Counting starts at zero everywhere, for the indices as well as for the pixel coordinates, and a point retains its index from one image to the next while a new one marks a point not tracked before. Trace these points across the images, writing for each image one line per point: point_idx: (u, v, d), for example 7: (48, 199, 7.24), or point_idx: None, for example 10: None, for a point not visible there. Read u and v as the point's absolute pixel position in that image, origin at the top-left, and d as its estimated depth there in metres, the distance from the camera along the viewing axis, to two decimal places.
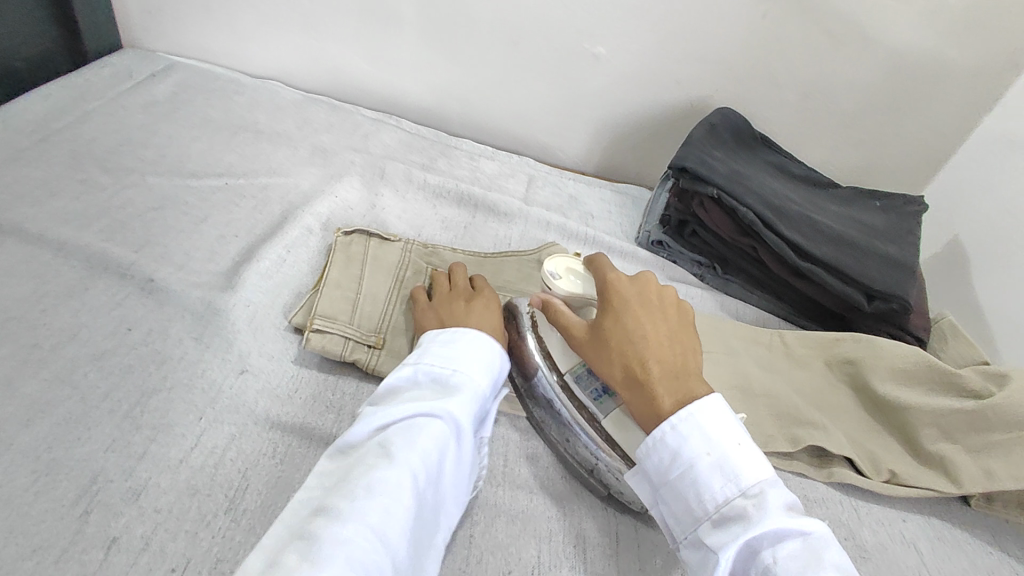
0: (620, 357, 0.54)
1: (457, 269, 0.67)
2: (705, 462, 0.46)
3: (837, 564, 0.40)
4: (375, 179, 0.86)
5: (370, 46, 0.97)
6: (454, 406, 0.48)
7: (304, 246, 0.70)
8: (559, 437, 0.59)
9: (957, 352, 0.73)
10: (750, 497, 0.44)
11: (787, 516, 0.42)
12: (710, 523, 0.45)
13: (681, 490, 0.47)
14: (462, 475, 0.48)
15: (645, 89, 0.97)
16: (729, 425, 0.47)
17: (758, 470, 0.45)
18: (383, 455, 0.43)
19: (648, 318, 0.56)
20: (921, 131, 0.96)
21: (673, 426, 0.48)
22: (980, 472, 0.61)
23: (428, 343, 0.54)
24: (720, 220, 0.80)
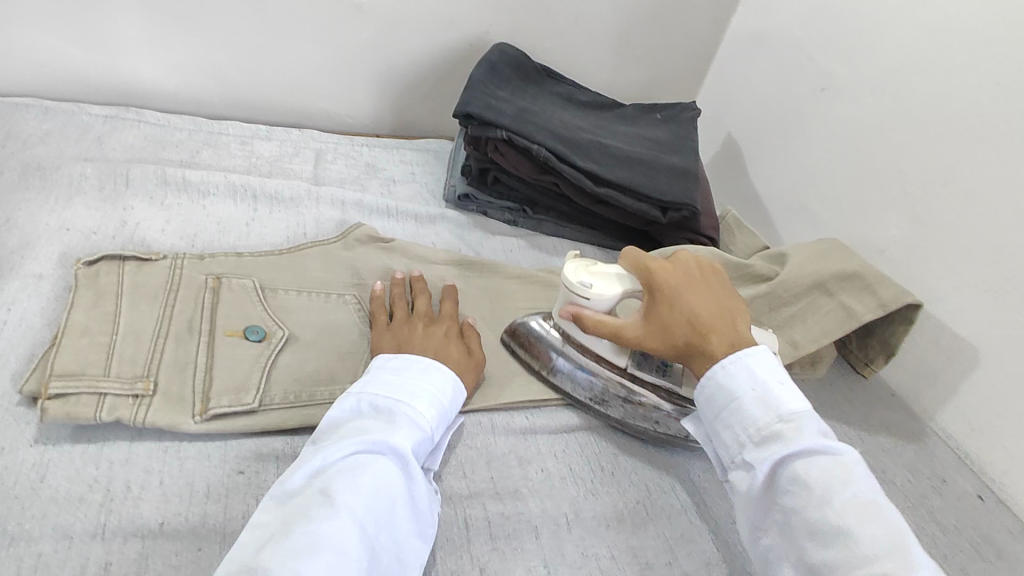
0: (677, 334, 0.53)
1: (423, 288, 0.65)
2: (748, 393, 0.48)
3: (868, 485, 0.43)
4: (118, 191, 0.71)
5: (77, 29, 0.79)
6: (396, 439, 0.46)
7: (30, 298, 0.56)
8: (645, 422, 0.59)
9: (743, 242, 0.80)
10: (790, 422, 0.46)
11: (820, 438, 0.45)
12: (750, 443, 0.47)
13: (724, 416, 0.49)
14: (420, 508, 0.45)
15: (420, 35, 0.90)
16: (773, 364, 0.50)
17: (797, 400, 0.47)
18: (324, 502, 0.41)
19: (695, 290, 0.55)
20: (686, 40, 1.01)
21: (722, 366, 0.50)
22: (789, 346, 0.67)
23: (373, 373, 0.51)
24: (516, 162, 0.78)
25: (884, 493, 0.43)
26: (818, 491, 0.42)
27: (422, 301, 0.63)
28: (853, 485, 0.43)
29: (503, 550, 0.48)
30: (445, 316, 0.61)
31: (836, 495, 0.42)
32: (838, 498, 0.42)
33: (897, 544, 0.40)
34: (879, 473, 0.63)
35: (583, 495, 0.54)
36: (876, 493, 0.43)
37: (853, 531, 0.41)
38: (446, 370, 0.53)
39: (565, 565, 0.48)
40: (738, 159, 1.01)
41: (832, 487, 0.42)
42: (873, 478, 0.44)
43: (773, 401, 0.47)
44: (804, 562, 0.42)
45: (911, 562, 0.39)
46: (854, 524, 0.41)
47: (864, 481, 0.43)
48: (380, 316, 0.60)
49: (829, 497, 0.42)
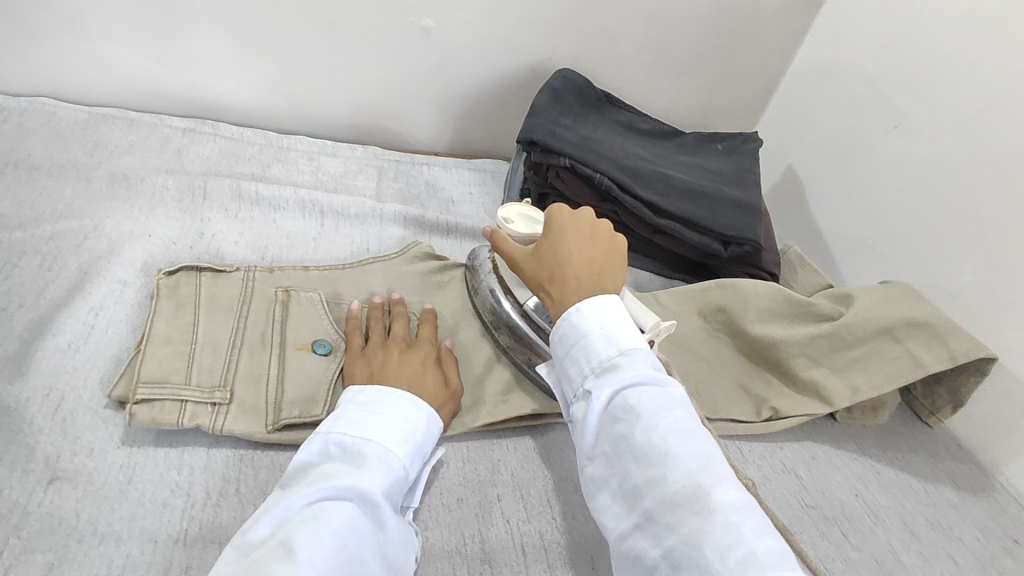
0: (546, 268, 0.57)
1: (400, 309, 0.62)
2: (595, 333, 0.50)
3: (685, 410, 0.45)
4: (196, 203, 0.75)
5: (163, 46, 0.83)
6: (364, 483, 0.44)
7: (117, 304, 0.59)
8: (523, 356, 0.64)
9: (806, 280, 0.79)
10: (628, 356, 0.48)
11: (650, 371, 0.47)
12: (591, 375, 0.48)
13: (572, 353, 0.50)
14: (389, 556, 0.43)
15: (484, 60, 0.92)
16: (618, 306, 0.52)
17: (637, 338, 0.50)
18: (285, 557, 0.37)
19: (579, 240, 0.57)
20: (748, 71, 1.01)
21: (577, 307, 0.51)
22: (848, 389, 0.67)
23: (338, 412, 0.49)
24: (578, 189, 0.79)
25: (699, 421, 0.46)
26: (643, 416, 0.44)
27: (400, 324, 0.60)
28: (672, 412, 0.45)
29: None
30: (422, 343, 0.59)
31: (659, 418, 0.44)
32: (659, 421, 0.44)
33: (706, 461, 0.42)
34: (945, 528, 0.61)
35: None
36: (693, 421, 0.45)
37: (669, 448, 0.42)
38: (421, 403, 0.52)
39: None
40: (796, 191, 1.00)
41: (655, 414, 0.44)
42: (692, 409, 0.47)
43: (615, 339, 0.49)
44: (626, 483, 0.43)
45: (717, 477, 0.41)
46: (670, 442, 0.43)
47: (684, 409, 0.45)
48: (355, 339, 0.58)
49: (651, 422, 0.44)
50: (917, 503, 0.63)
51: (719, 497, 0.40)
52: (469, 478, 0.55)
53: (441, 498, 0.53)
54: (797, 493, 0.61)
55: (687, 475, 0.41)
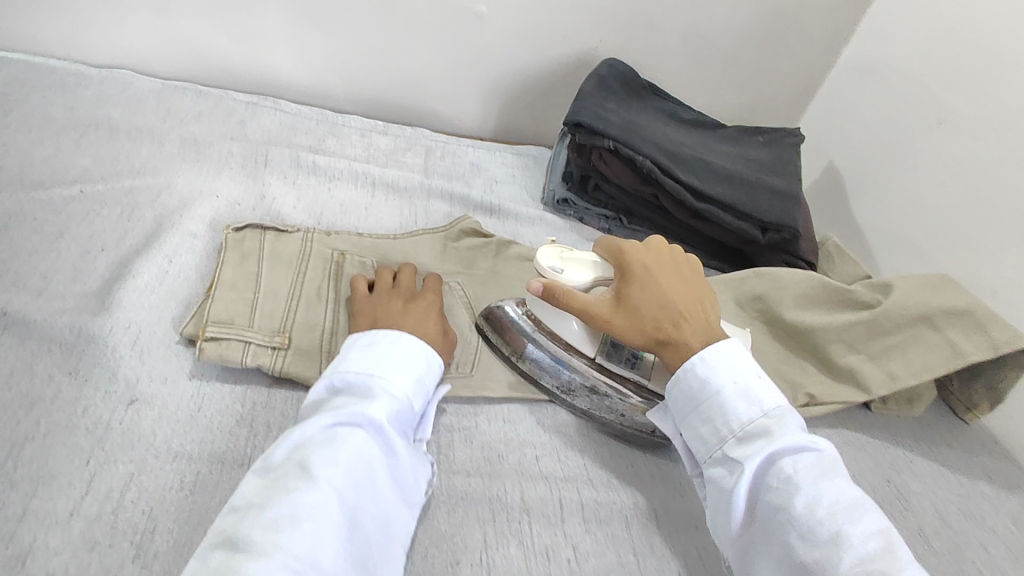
0: (650, 319, 0.55)
1: (409, 267, 0.64)
2: (729, 390, 0.50)
3: (845, 480, 0.45)
4: (258, 168, 0.79)
5: (232, 22, 0.87)
6: (373, 411, 0.46)
7: (187, 253, 0.63)
8: (613, 413, 0.60)
9: (844, 270, 0.79)
10: (772, 417, 0.49)
11: (800, 434, 0.47)
12: (733, 439, 0.49)
13: (707, 411, 0.51)
14: (404, 481, 0.47)
15: (534, 47, 0.95)
16: (748, 360, 0.53)
17: (778, 397, 0.50)
18: (302, 476, 0.41)
19: (668, 277, 0.58)
20: (795, 66, 1.01)
21: (703, 358, 0.52)
22: (885, 377, 0.67)
23: (345, 351, 0.51)
24: (619, 171, 0.81)
25: (862, 491, 0.45)
26: (805, 488, 0.44)
27: (409, 278, 0.62)
28: (835, 484, 0.44)
29: (597, 533, 0.51)
30: (428, 294, 0.60)
31: (822, 491, 0.44)
32: (822, 493, 0.43)
33: (882, 539, 0.41)
34: (978, 519, 0.61)
35: (673, 495, 0.56)
36: (859, 492, 0.45)
37: (840, 525, 0.42)
38: (418, 341, 0.53)
39: (655, 557, 0.51)
40: (839, 189, 1.00)
41: (816, 485, 0.44)
42: (849, 476, 0.46)
43: (755, 398, 0.50)
44: (791, 559, 0.43)
45: (898, 557, 0.40)
46: (839, 519, 0.42)
47: (844, 479, 0.45)
48: (360, 285, 0.60)
49: (816, 495, 0.43)
50: (950, 493, 0.63)
51: None
52: (509, 436, 0.58)
53: (483, 452, 0.55)
54: None
55: (866, 555, 0.40)
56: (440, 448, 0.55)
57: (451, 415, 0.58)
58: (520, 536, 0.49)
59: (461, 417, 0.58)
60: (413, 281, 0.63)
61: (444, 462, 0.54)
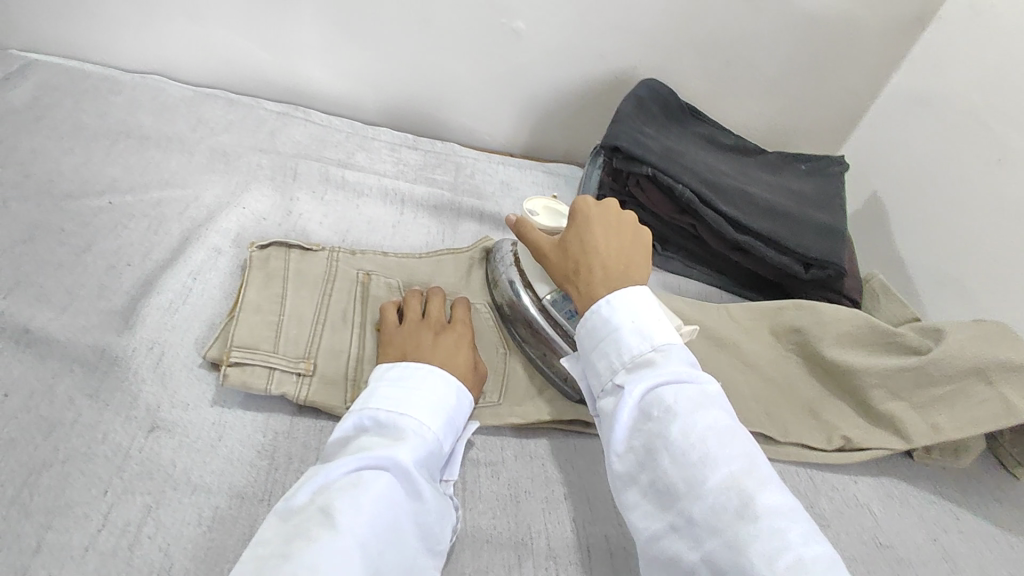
0: (572, 261, 0.56)
1: (437, 292, 0.61)
2: (626, 328, 0.49)
3: (722, 410, 0.45)
4: (287, 182, 0.78)
5: (266, 32, 0.86)
6: (400, 454, 0.45)
7: (212, 270, 0.62)
8: (541, 353, 0.61)
9: (889, 310, 0.76)
10: (661, 352, 0.48)
11: (685, 368, 0.47)
12: (623, 370, 0.48)
13: (603, 347, 0.50)
14: (427, 528, 0.45)
15: (570, 65, 0.93)
16: (649, 300, 0.51)
17: (671, 334, 0.49)
18: (326, 522, 0.39)
19: (605, 230, 0.57)
20: (838, 93, 0.97)
21: (608, 299, 0.51)
22: (928, 427, 0.64)
23: (373, 386, 0.50)
24: (657, 199, 0.79)
25: (737, 422, 0.45)
26: (681, 417, 0.43)
27: (438, 305, 0.60)
28: (711, 414, 0.44)
29: None
30: (458, 326, 0.58)
31: (696, 416, 0.43)
32: (697, 420, 0.43)
33: (748, 464, 0.42)
34: None
35: None
36: (733, 421, 0.44)
37: (709, 451, 0.42)
38: (450, 379, 0.52)
39: None
40: (881, 221, 0.97)
41: (694, 415, 0.43)
42: (729, 408, 0.46)
43: (648, 334, 0.49)
44: (661, 482, 0.43)
45: (760, 479, 0.41)
46: (709, 443, 0.42)
47: (722, 409, 0.45)
48: (390, 315, 0.58)
49: (689, 422, 0.43)
50: (1000, 556, 0.59)
51: (763, 502, 0.39)
52: (535, 474, 0.55)
53: (509, 490, 0.53)
54: (870, 530, 0.59)
55: (730, 478, 0.40)
56: (465, 484, 0.53)
57: (476, 449, 0.56)
58: None
59: (486, 450, 0.56)
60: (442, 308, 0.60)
61: (468, 500, 0.52)
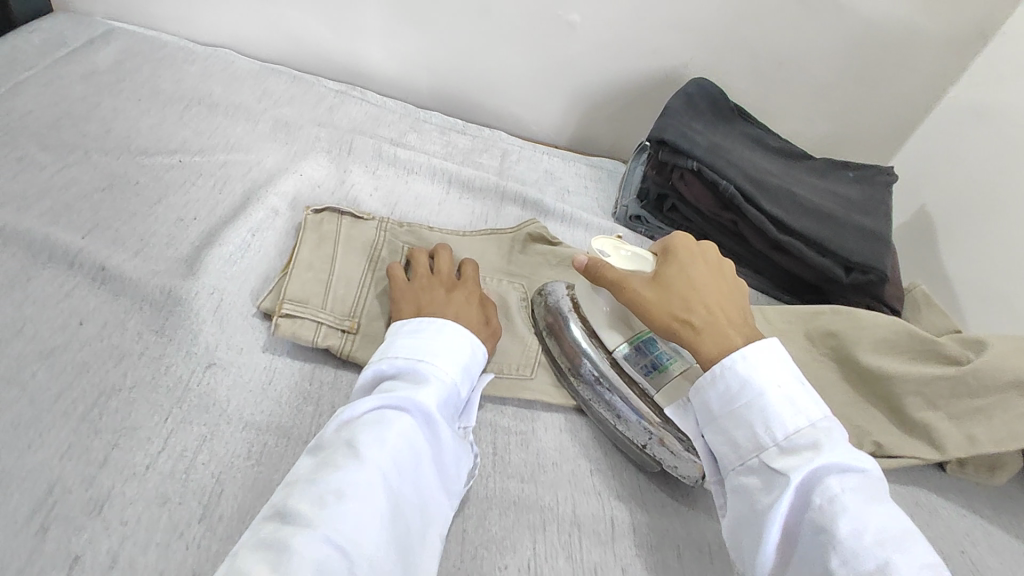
0: (684, 300, 0.53)
1: (446, 254, 0.62)
2: (772, 395, 0.46)
3: (893, 507, 0.41)
4: (342, 155, 0.81)
5: (332, 12, 0.90)
6: (420, 395, 0.46)
7: (270, 229, 0.65)
8: (609, 414, 0.57)
9: (932, 322, 0.74)
10: (815, 429, 0.44)
11: (847, 452, 0.43)
12: (773, 447, 0.44)
13: (745, 417, 0.46)
14: (446, 467, 0.47)
15: (622, 60, 0.94)
16: (790, 364, 0.48)
17: (823, 408, 0.46)
18: (350, 454, 0.41)
19: (708, 276, 0.55)
20: (892, 102, 0.96)
21: (742, 355, 0.47)
22: (963, 438, 0.62)
23: (391, 339, 0.52)
24: (700, 193, 0.79)
25: (912, 521, 0.40)
26: (851, 515, 0.39)
27: (448, 266, 0.61)
28: (884, 513, 0.40)
29: (646, 560, 0.50)
30: (470, 286, 0.60)
31: (869, 515, 0.39)
32: (870, 520, 0.39)
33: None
34: None
35: None
36: (908, 525, 0.40)
37: (888, 558, 0.37)
38: (463, 329, 0.53)
39: None
40: (929, 235, 0.95)
41: (865, 512, 0.39)
42: (896, 503, 0.42)
43: (799, 408, 0.45)
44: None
45: None
46: (887, 548, 0.38)
47: (892, 505, 0.41)
48: (400, 275, 0.59)
49: (861, 522, 0.39)
50: None
51: None
52: (563, 447, 0.57)
53: (537, 459, 0.55)
54: None
55: None
56: (496, 449, 0.55)
57: (508, 419, 0.58)
58: (569, 550, 0.49)
59: (518, 421, 0.58)
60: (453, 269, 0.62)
61: (494, 465, 0.54)
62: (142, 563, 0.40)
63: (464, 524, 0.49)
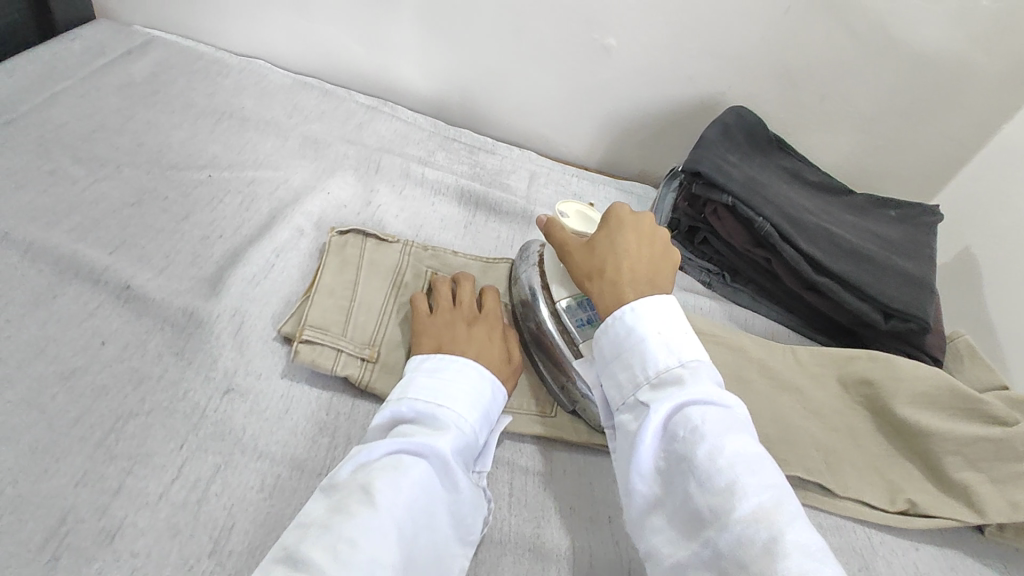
0: (598, 259, 0.55)
1: (467, 283, 0.61)
2: (653, 340, 0.47)
3: (751, 437, 0.43)
4: (369, 173, 0.81)
5: (366, 29, 0.90)
6: (438, 441, 0.46)
7: (294, 250, 0.65)
8: (542, 354, 0.60)
9: (974, 375, 0.71)
10: (687, 368, 0.46)
11: (713, 387, 0.44)
12: (647, 385, 0.46)
13: (626, 359, 0.48)
14: (460, 516, 0.46)
15: (657, 85, 0.92)
16: (676, 313, 0.49)
17: (699, 351, 0.47)
18: (366, 497, 0.41)
19: (637, 240, 0.56)
20: (938, 138, 0.92)
21: (632, 306, 0.49)
22: (1006, 505, 0.59)
23: (411, 377, 0.51)
24: (734, 230, 0.77)
25: (764, 449, 0.42)
26: (706, 439, 0.41)
27: (468, 297, 0.60)
28: (737, 438, 0.41)
29: None
30: (490, 319, 0.59)
31: (724, 439, 0.41)
32: (723, 443, 0.41)
33: (776, 495, 0.39)
34: None
35: None
36: (760, 452, 0.42)
37: (735, 477, 0.39)
38: (483, 371, 0.52)
39: None
40: (972, 278, 0.91)
41: (721, 438, 0.41)
42: (755, 435, 0.43)
43: (675, 350, 0.47)
44: (687, 505, 0.41)
45: (786, 511, 0.38)
46: (737, 466, 0.40)
47: (748, 434, 0.43)
48: (422, 305, 0.58)
49: (716, 444, 0.41)
50: None
51: (789, 534, 0.36)
52: (581, 490, 0.55)
53: (555, 502, 0.54)
54: None
55: (753, 506, 0.38)
56: (512, 488, 0.54)
57: (525, 457, 0.56)
58: None
59: (536, 460, 0.57)
60: (473, 300, 0.61)
61: (508, 505, 0.52)
62: None
63: (476, 569, 0.47)
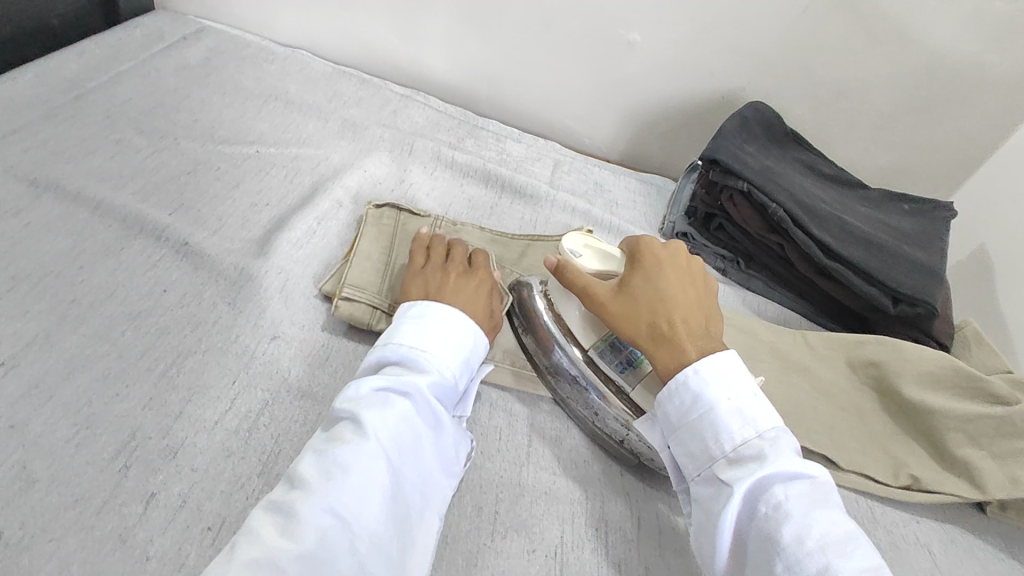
0: (648, 308, 0.54)
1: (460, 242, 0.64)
2: (723, 408, 0.48)
3: (838, 513, 0.42)
4: (403, 155, 0.86)
5: (402, 21, 0.95)
6: (420, 381, 0.48)
7: (334, 219, 0.70)
8: (586, 411, 0.59)
9: (980, 360, 0.73)
10: (764, 439, 0.46)
11: (794, 459, 0.45)
12: (722, 459, 0.46)
13: (699, 429, 0.48)
14: (445, 450, 0.49)
15: (679, 80, 0.95)
16: (743, 373, 0.50)
17: (773, 418, 0.48)
18: (354, 430, 0.44)
19: (675, 278, 0.57)
20: (954, 137, 0.94)
21: (697, 369, 0.49)
22: (1005, 479, 0.61)
23: (396, 322, 0.54)
24: (748, 215, 0.80)
25: (853, 523, 0.42)
26: (794, 520, 0.41)
27: (462, 253, 0.63)
28: (824, 516, 0.42)
29: (670, 562, 0.52)
30: (480, 272, 0.61)
31: (812, 519, 0.41)
32: (812, 524, 0.41)
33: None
34: None
35: None
36: (851, 529, 0.41)
37: (829, 562, 0.39)
38: (463, 316, 0.54)
39: None
40: (985, 274, 0.93)
41: (808, 518, 0.41)
42: (841, 509, 0.44)
43: (749, 419, 0.47)
44: None
45: None
46: (827, 547, 0.40)
47: (836, 510, 0.43)
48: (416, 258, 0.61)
49: (804, 525, 0.41)
50: None
51: None
52: (594, 447, 0.59)
53: (569, 455, 0.57)
54: (927, 571, 0.59)
55: None
56: (530, 440, 0.58)
57: (543, 415, 0.60)
58: (596, 544, 0.51)
59: (553, 419, 0.60)
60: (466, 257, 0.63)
61: (527, 455, 0.56)
62: (207, 508, 0.44)
63: (496, 506, 0.52)
